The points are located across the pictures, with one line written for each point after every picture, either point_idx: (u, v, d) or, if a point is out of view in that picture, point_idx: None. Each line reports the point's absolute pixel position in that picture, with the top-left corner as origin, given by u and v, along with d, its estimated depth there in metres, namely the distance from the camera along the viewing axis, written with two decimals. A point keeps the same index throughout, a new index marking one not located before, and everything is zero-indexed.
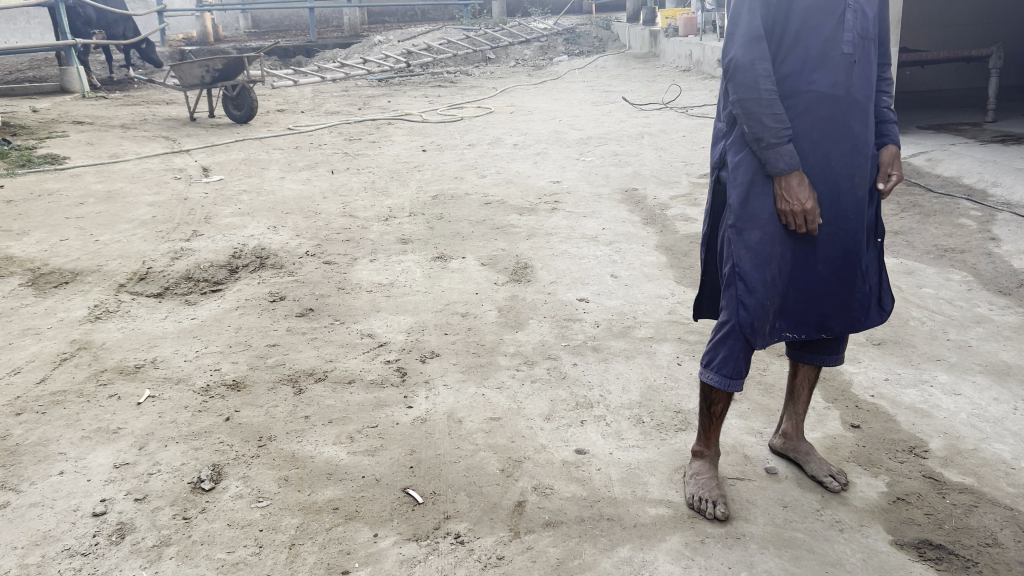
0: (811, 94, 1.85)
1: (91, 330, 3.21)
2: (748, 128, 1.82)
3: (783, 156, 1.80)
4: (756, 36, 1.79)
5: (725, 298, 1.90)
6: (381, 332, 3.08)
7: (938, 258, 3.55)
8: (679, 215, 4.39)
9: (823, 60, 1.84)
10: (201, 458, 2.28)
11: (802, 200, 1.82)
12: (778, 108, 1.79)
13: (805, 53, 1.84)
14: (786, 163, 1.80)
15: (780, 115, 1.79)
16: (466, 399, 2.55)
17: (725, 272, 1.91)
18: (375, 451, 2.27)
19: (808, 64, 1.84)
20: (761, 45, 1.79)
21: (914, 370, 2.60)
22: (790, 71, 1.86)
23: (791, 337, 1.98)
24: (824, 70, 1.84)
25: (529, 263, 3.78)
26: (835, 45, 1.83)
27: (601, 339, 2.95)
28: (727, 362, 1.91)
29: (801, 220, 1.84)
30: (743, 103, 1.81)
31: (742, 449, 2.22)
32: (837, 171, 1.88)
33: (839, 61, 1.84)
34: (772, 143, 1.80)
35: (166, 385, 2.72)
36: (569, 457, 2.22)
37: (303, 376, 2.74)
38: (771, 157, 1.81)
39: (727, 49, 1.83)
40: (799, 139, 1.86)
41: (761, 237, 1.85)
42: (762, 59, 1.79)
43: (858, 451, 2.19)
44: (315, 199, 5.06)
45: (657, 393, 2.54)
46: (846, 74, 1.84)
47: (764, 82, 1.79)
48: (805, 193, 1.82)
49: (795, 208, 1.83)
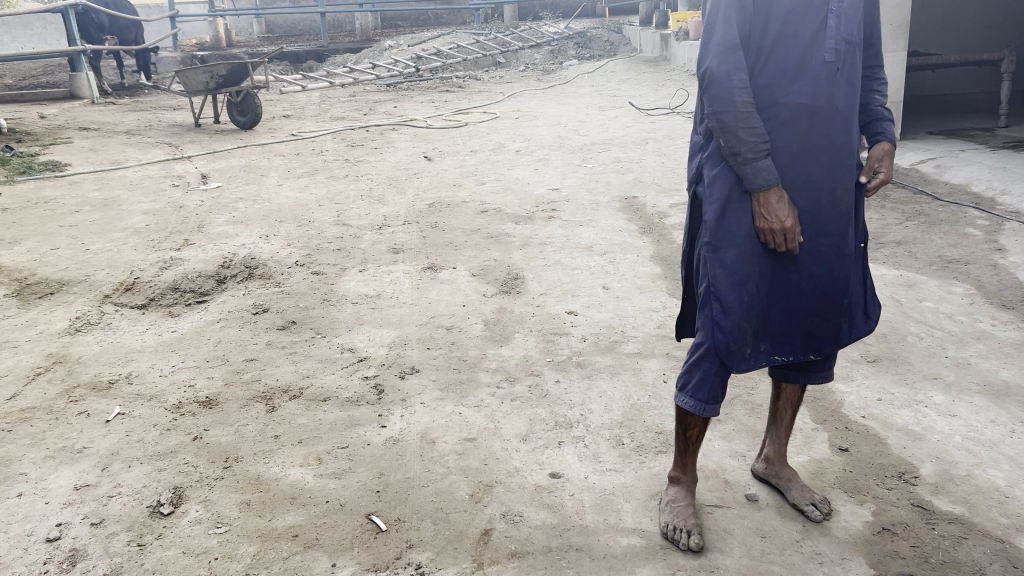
0: (790, 105, 1.75)
1: (70, 343, 3.15)
2: (723, 142, 1.72)
3: (761, 171, 1.70)
4: (732, 46, 1.69)
5: (701, 318, 1.81)
6: (363, 347, 3.01)
7: (940, 269, 3.43)
8: (678, 224, 4.30)
9: (803, 68, 1.74)
10: (164, 480, 2.20)
11: (781, 218, 1.73)
12: (754, 121, 1.69)
13: (783, 63, 1.75)
14: (764, 179, 1.71)
15: (756, 129, 1.69)
16: (441, 418, 2.47)
17: (701, 292, 1.82)
18: (342, 474, 2.19)
19: (787, 74, 1.75)
20: (738, 54, 1.69)
21: (909, 390, 2.50)
22: (768, 81, 1.76)
23: (775, 360, 1.87)
24: (805, 80, 1.74)
25: (520, 273, 3.71)
26: (816, 53, 1.74)
27: (587, 354, 2.86)
28: (703, 386, 1.81)
29: (781, 239, 1.74)
30: (718, 116, 1.70)
31: (723, 474, 2.12)
32: (820, 185, 1.78)
33: (820, 70, 1.74)
34: (749, 158, 1.70)
35: (138, 401, 2.65)
36: (542, 481, 2.13)
37: (277, 393, 2.67)
38: (748, 173, 1.71)
39: (702, 58, 1.73)
40: (778, 152, 1.77)
41: (737, 255, 1.75)
42: (738, 69, 1.69)
43: (845, 477, 2.10)
44: (311, 207, 5.00)
45: (639, 413, 2.45)
46: (827, 84, 1.75)
47: (740, 94, 1.68)
48: (784, 210, 1.73)
49: (773, 227, 1.73)
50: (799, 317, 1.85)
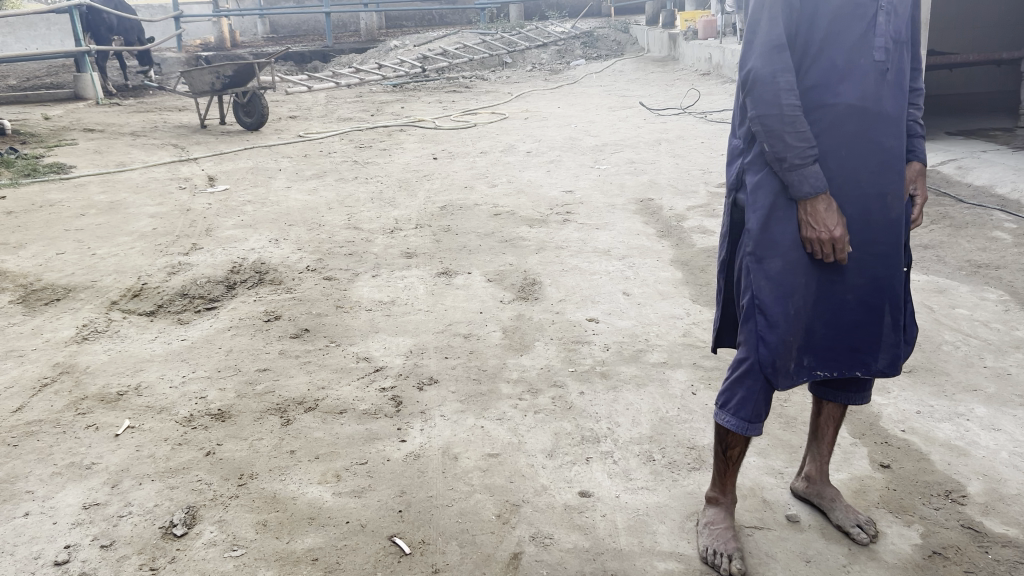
0: (838, 107, 1.65)
1: (77, 352, 3.07)
2: (768, 147, 1.63)
3: (808, 177, 1.61)
4: (779, 46, 1.60)
5: (742, 332, 1.72)
6: (379, 356, 2.92)
7: (971, 275, 3.34)
8: (697, 227, 4.21)
9: (851, 69, 1.65)
10: (176, 499, 2.12)
11: (830, 226, 1.63)
12: (802, 125, 1.60)
13: (830, 62, 1.65)
14: (812, 185, 1.61)
15: (804, 133, 1.60)
16: (463, 432, 2.38)
17: (743, 304, 1.72)
18: (361, 492, 2.10)
19: (835, 74, 1.65)
20: (784, 54, 1.60)
21: (949, 402, 2.40)
22: (814, 82, 1.67)
23: (819, 375, 1.78)
24: (854, 79, 1.65)
25: (537, 278, 3.62)
26: (865, 52, 1.64)
27: (611, 364, 2.77)
28: (746, 404, 1.71)
29: (829, 249, 1.65)
30: (762, 120, 1.61)
31: (761, 493, 2.03)
32: (867, 191, 1.69)
33: (868, 70, 1.64)
34: (795, 164, 1.61)
35: (148, 414, 2.57)
36: (571, 500, 2.04)
37: (292, 405, 2.58)
38: (793, 179, 1.62)
39: (745, 59, 1.64)
40: (825, 156, 1.67)
41: (782, 266, 1.66)
42: (785, 70, 1.59)
43: (889, 495, 2.00)
44: (321, 210, 4.91)
45: (669, 426, 2.36)
46: (875, 85, 1.65)
47: (787, 97, 1.59)
48: (832, 218, 1.63)
49: (820, 237, 1.64)
50: (845, 330, 1.76)
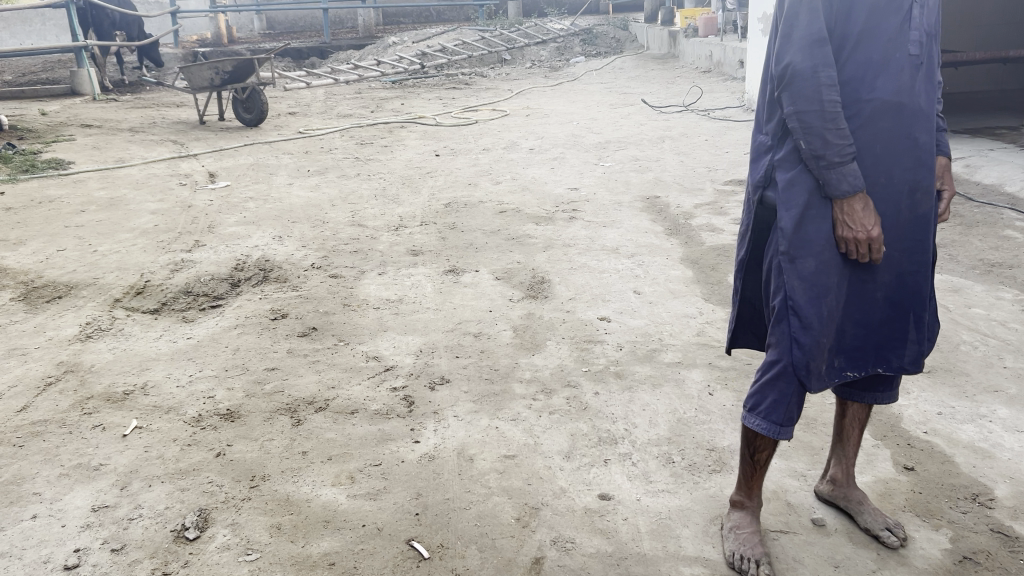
0: (875, 102, 1.61)
1: (81, 351, 3.02)
2: (804, 144, 1.59)
3: (846, 176, 1.57)
4: (819, 39, 1.56)
5: (772, 333, 1.68)
6: (388, 354, 2.88)
7: (985, 273, 3.31)
8: (705, 225, 4.17)
9: (888, 63, 1.60)
10: (187, 501, 2.07)
11: (869, 226, 1.60)
12: (841, 122, 1.56)
13: (867, 56, 1.61)
14: (850, 184, 1.58)
15: (843, 130, 1.56)
16: (477, 433, 2.34)
17: (774, 304, 1.68)
18: (377, 494, 2.06)
19: (871, 68, 1.61)
20: (824, 49, 1.56)
21: (970, 403, 2.37)
22: (850, 77, 1.62)
23: (848, 376, 1.74)
24: (890, 74, 1.60)
25: (546, 276, 3.58)
26: (902, 45, 1.60)
27: (625, 363, 2.73)
28: (778, 408, 1.67)
29: (865, 249, 1.61)
30: (800, 116, 1.58)
31: (784, 496, 2.00)
32: (901, 188, 1.64)
33: (904, 64, 1.60)
34: (832, 163, 1.57)
35: (155, 414, 2.52)
36: (592, 503, 2.00)
37: (302, 405, 2.54)
38: (829, 178, 1.58)
39: (782, 53, 1.60)
40: (860, 152, 1.62)
41: (816, 266, 1.62)
42: (825, 65, 1.56)
43: (915, 499, 1.97)
44: (324, 207, 4.86)
45: (687, 428, 2.32)
46: (911, 80, 1.61)
47: (827, 92, 1.56)
48: (869, 219, 1.60)
49: (858, 237, 1.60)
50: (874, 330, 1.72)
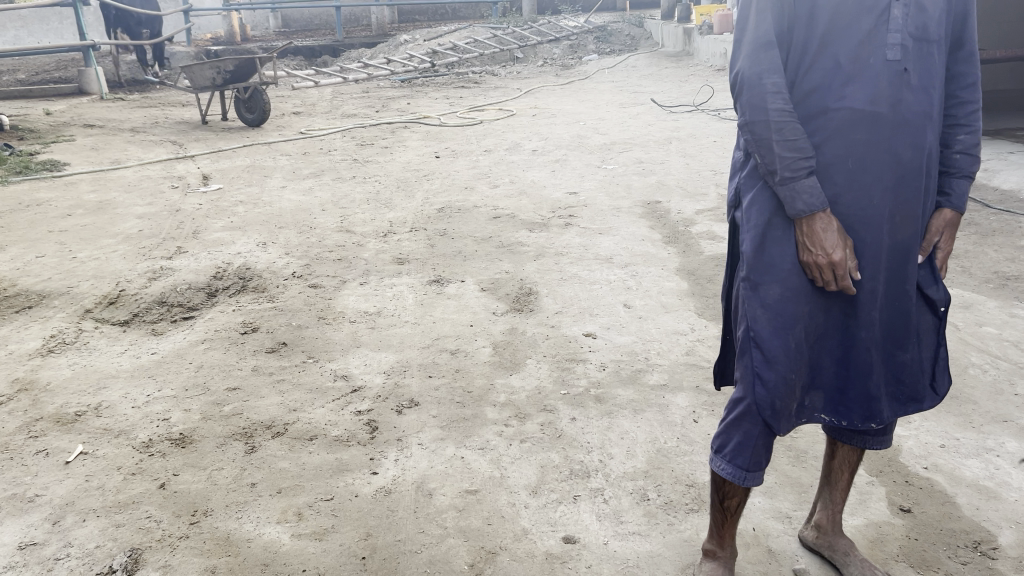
0: (842, 113, 1.42)
1: (40, 367, 2.88)
2: (759, 158, 1.43)
3: (802, 192, 1.39)
4: (766, 43, 1.40)
5: (738, 366, 1.50)
6: (358, 374, 2.72)
7: (998, 287, 3.11)
8: (706, 233, 3.99)
9: (859, 68, 1.41)
10: (120, 539, 1.92)
11: (827, 249, 1.40)
12: (794, 133, 1.39)
13: (835, 61, 1.42)
14: (805, 203, 1.39)
15: (796, 142, 1.39)
16: (441, 464, 2.17)
17: (739, 336, 1.51)
18: (323, 535, 1.90)
19: (840, 74, 1.42)
20: (773, 53, 1.39)
21: (976, 435, 2.18)
22: (816, 85, 1.44)
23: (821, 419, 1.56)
24: (862, 82, 1.41)
25: (534, 288, 3.41)
26: (875, 49, 1.40)
27: (607, 385, 2.56)
28: (742, 451, 1.50)
29: (830, 276, 1.41)
30: (749, 128, 1.42)
31: (765, 541, 1.82)
32: (879, 211, 1.44)
33: (879, 70, 1.40)
34: (785, 176, 1.40)
35: (104, 438, 2.37)
36: (555, 547, 1.83)
37: (259, 430, 2.38)
38: (786, 195, 1.40)
39: (734, 60, 1.45)
40: (829, 168, 1.44)
41: (781, 293, 1.44)
42: (773, 71, 1.39)
43: (910, 546, 1.78)
44: (314, 212, 4.72)
45: (667, 459, 2.15)
46: (889, 87, 1.40)
47: (774, 101, 1.39)
48: (832, 240, 1.40)
49: (812, 262, 1.41)
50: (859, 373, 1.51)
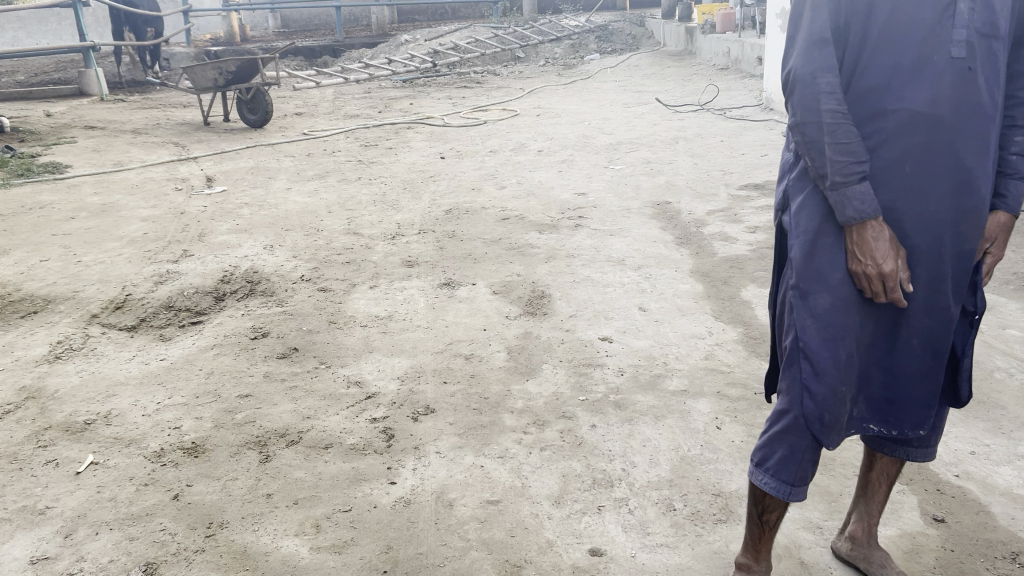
0: (902, 114, 1.37)
1: (47, 374, 2.83)
2: (810, 161, 1.39)
3: (854, 198, 1.36)
4: (821, 40, 1.36)
5: (784, 377, 1.46)
6: (371, 380, 2.67)
7: (1020, 288, 3.07)
8: (718, 234, 3.94)
9: (921, 67, 1.36)
10: (134, 553, 1.87)
11: (873, 260, 1.36)
12: (847, 135, 1.35)
13: (895, 58, 1.37)
14: (856, 210, 1.36)
15: (849, 145, 1.35)
16: (460, 473, 2.13)
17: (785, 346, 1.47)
18: (342, 548, 1.86)
19: (900, 73, 1.37)
20: (827, 51, 1.35)
21: (1007, 442, 2.13)
22: (875, 84, 1.39)
23: (872, 431, 1.53)
24: (924, 80, 1.36)
25: (546, 291, 3.36)
26: (938, 46, 1.35)
27: (626, 392, 2.51)
28: (788, 464, 1.45)
29: (880, 286, 1.38)
30: (801, 129, 1.38)
31: (797, 552, 1.77)
32: (937, 218, 1.40)
33: (943, 69, 1.35)
34: (838, 181, 1.36)
35: (115, 448, 2.32)
36: (581, 560, 1.79)
37: (273, 439, 2.33)
38: (837, 199, 1.37)
39: (787, 57, 1.41)
40: (885, 172, 1.40)
41: (831, 302, 1.39)
42: (826, 69, 1.35)
43: (946, 558, 1.74)
44: (320, 214, 4.67)
45: (691, 467, 2.10)
46: (951, 87, 1.36)
47: (827, 101, 1.35)
48: (884, 250, 1.36)
49: (856, 271, 1.38)
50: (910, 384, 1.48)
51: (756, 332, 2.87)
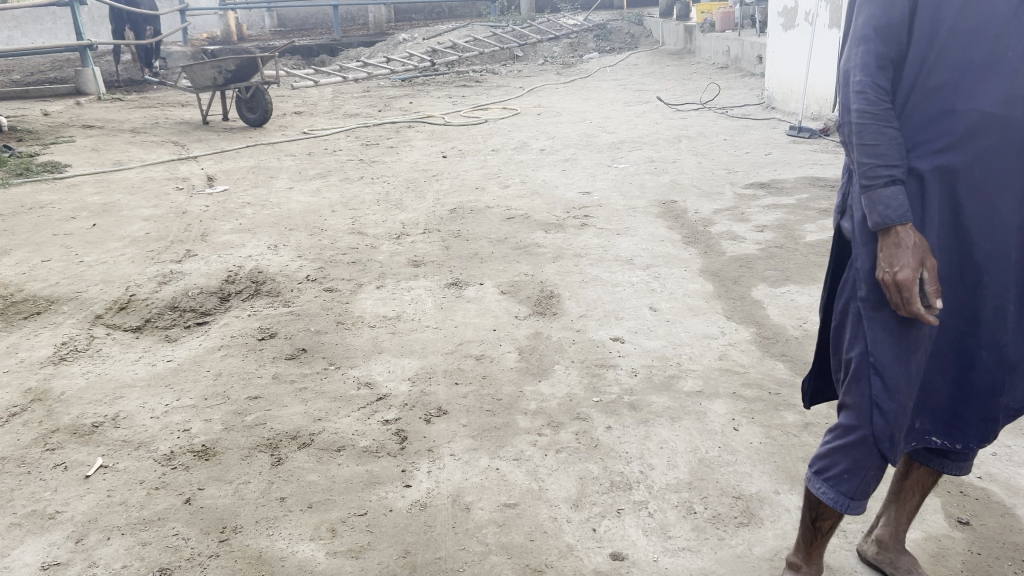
0: (972, 114, 1.36)
1: (52, 376, 2.80)
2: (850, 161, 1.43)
3: (879, 201, 1.37)
4: (866, 37, 1.40)
5: (850, 392, 1.45)
6: (382, 381, 2.64)
7: None
8: (726, 233, 3.92)
9: (990, 66, 1.35)
10: (148, 559, 1.84)
11: (890, 267, 1.36)
12: (886, 136, 1.37)
13: (965, 57, 1.36)
14: (879, 215, 1.37)
15: (882, 146, 1.37)
16: (476, 476, 2.10)
17: (851, 357, 1.46)
18: (360, 553, 1.83)
19: (968, 72, 1.36)
20: (872, 49, 1.39)
21: None
22: (943, 82, 1.38)
23: (930, 442, 1.51)
24: (993, 81, 1.35)
25: (555, 290, 3.34)
26: (1008, 45, 1.35)
27: (641, 393, 2.48)
28: (850, 479, 1.44)
29: (897, 294, 1.36)
30: (846, 129, 1.42)
31: (822, 557, 1.75)
32: (1008, 221, 1.38)
33: (1015, 69, 1.35)
34: (864, 184, 1.39)
35: (124, 451, 2.29)
36: (603, 564, 1.76)
37: (284, 442, 2.30)
38: (867, 201, 1.39)
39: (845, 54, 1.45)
40: (955, 175, 1.38)
41: (901, 315, 1.39)
42: (868, 68, 1.39)
43: (974, 561, 1.72)
44: (324, 213, 4.64)
45: (711, 470, 2.08)
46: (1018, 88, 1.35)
47: (856, 101, 1.40)
48: (908, 258, 1.35)
49: (878, 280, 1.39)
50: (972, 396, 1.46)
51: (768, 332, 2.85)
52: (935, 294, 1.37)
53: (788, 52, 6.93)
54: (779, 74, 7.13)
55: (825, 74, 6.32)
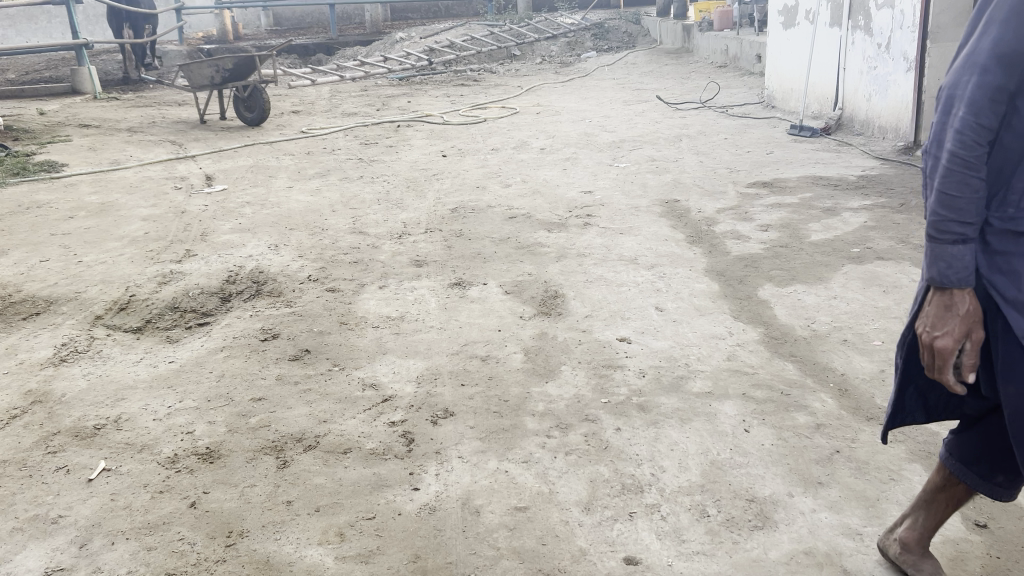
0: None
1: (52, 377, 2.76)
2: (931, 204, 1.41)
3: (947, 259, 1.37)
4: (979, 73, 1.33)
5: None
6: (387, 382, 2.61)
7: None
8: (730, 232, 3.89)
9: None
10: (153, 564, 1.81)
11: (931, 330, 1.40)
12: (968, 191, 1.35)
13: None
14: (938, 273, 1.38)
15: (959, 202, 1.36)
16: (484, 479, 2.07)
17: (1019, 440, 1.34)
18: (369, 557, 1.80)
19: None
20: (982, 89, 1.33)
21: None
22: None
23: None
24: None
25: (560, 290, 3.31)
26: None
27: (650, 394, 2.46)
28: None
29: (935, 358, 1.40)
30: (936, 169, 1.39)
31: (839, 561, 1.73)
32: None
33: None
34: (932, 235, 1.39)
35: (127, 454, 2.26)
36: (617, 569, 1.74)
37: (290, 444, 2.27)
38: (931, 253, 1.39)
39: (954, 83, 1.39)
40: None
41: None
42: (970, 110, 1.34)
43: (993, 564, 1.69)
44: (324, 213, 4.60)
45: (723, 472, 2.06)
46: None
47: (950, 145, 1.36)
48: (950, 324, 1.38)
49: (920, 337, 1.43)
50: None
51: (776, 332, 2.82)
52: (972, 366, 1.39)
53: (789, 50, 6.91)
54: (778, 72, 7.11)
55: (825, 73, 6.31)
